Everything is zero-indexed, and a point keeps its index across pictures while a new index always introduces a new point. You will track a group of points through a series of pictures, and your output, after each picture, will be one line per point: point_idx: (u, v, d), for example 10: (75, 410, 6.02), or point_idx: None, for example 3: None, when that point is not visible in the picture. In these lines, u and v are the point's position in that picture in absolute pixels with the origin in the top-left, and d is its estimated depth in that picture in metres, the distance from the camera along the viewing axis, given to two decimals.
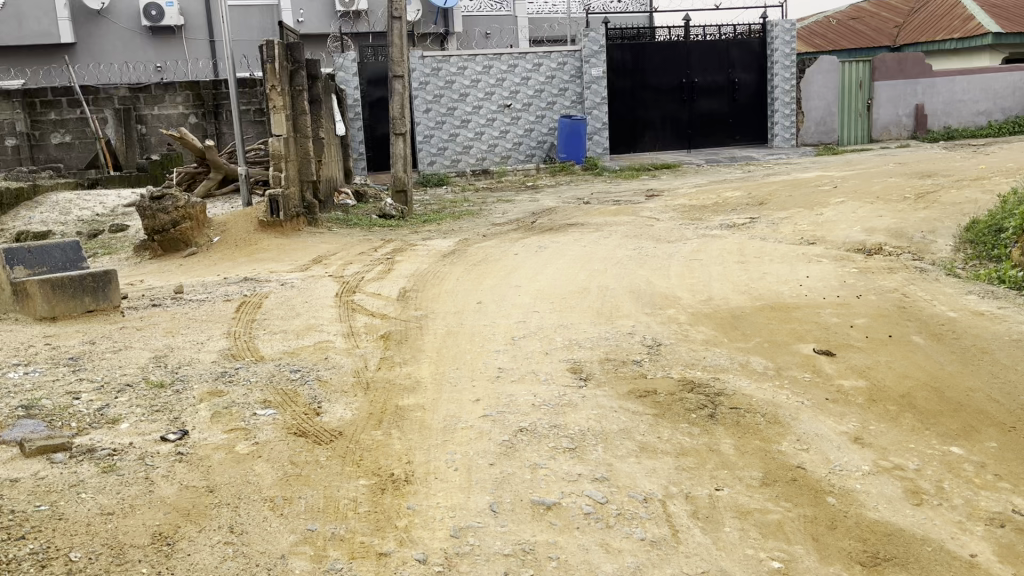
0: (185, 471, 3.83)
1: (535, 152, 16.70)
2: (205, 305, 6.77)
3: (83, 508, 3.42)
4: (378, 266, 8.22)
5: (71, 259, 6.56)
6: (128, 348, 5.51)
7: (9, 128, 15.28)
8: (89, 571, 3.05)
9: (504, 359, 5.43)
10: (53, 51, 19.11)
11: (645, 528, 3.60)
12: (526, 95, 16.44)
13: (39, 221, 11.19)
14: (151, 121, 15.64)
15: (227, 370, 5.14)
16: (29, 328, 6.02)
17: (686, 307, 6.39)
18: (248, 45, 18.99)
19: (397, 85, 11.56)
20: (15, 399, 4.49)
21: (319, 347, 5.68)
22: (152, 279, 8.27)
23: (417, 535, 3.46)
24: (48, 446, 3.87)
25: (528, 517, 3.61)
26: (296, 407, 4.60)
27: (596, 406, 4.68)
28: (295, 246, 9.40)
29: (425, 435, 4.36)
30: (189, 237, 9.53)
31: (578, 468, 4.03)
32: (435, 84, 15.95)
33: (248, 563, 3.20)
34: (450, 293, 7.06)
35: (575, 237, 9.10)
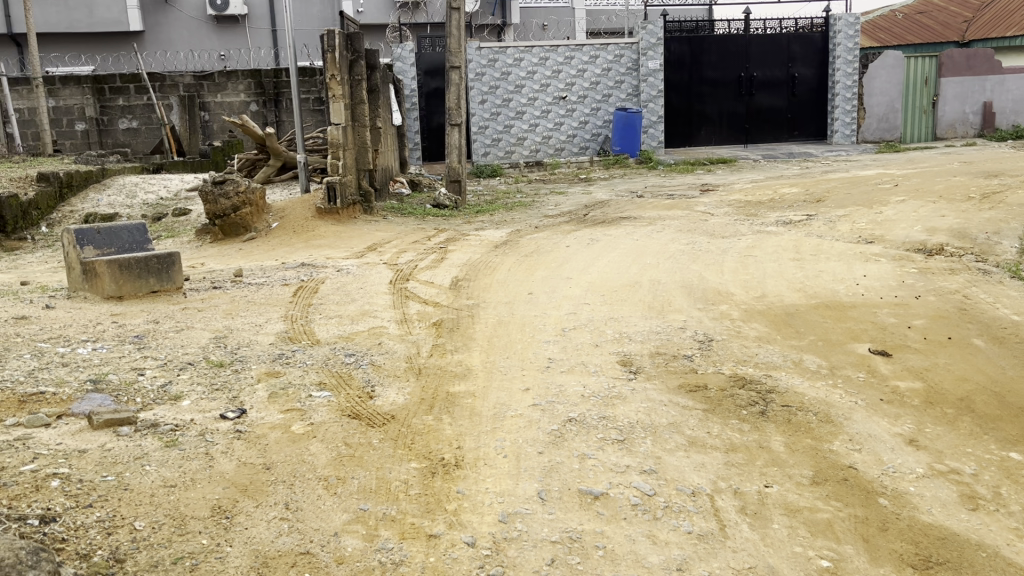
0: (243, 448, 3.94)
1: (589, 144, 16.67)
2: (263, 289, 6.93)
3: (146, 480, 3.56)
4: (431, 254, 8.32)
5: (138, 241, 6.82)
6: (190, 328, 5.69)
7: (79, 113, 15.82)
8: (152, 540, 3.17)
9: (554, 349, 5.47)
10: (122, 39, 19.66)
11: (692, 521, 3.60)
12: (582, 87, 16.39)
13: (106, 203, 11.56)
14: (214, 109, 16.01)
15: (284, 352, 5.27)
16: (97, 306, 6.25)
17: (739, 303, 6.34)
18: (309, 34, 19.31)
19: (454, 76, 11.62)
20: (84, 373, 4.68)
21: (373, 332, 5.78)
22: (212, 263, 8.49)
23: (466, 519, 3.52)
24: (114, 420, 4.01)
25: (576, 506, 3.65)
26: (350, 390, 4.70)
27: (645, 400, 4.69)
28: (350, 233, 9.55)
29: (475, 422, 4.42)
30: (249, 222, 9.77)
31: (627, 460, 4.04)
32: (491, 75, 16.02)
33: (302, 539, 3.29)
34: (501, 284, 7.11)
35: (627, 230, 9.07)
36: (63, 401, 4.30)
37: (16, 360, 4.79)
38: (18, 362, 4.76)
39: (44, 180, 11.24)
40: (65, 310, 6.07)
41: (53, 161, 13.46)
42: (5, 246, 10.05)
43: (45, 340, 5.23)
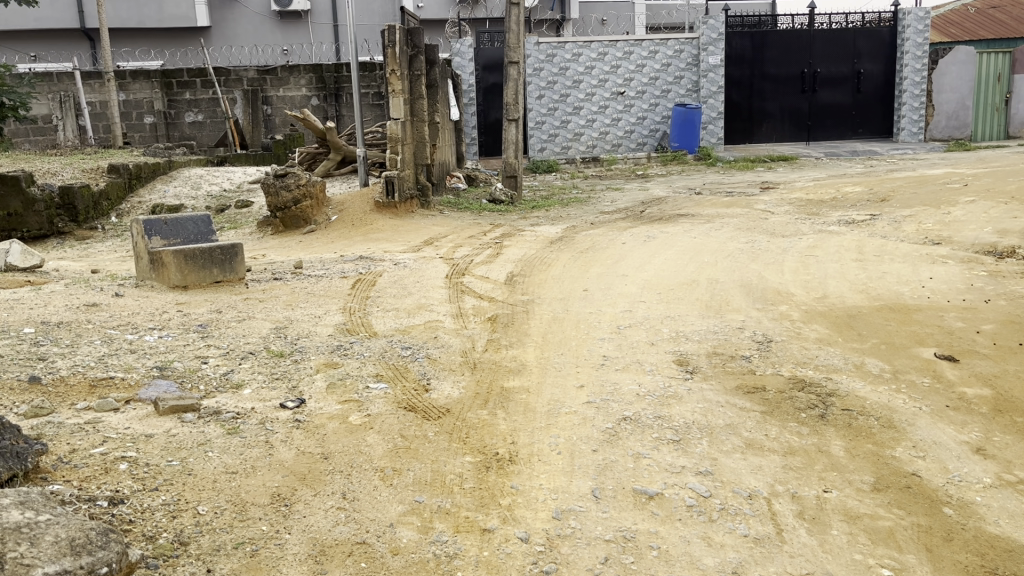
0: (302, 437, 4.01)
1: (647, 140, 16.53)
2: (323, 281, 7.04)
3: (210, 466, 3.65)
4: (487, 249, 8.36)
5: (202, 232, 7.00)
6: (252, 318, 5.81)
7: (148, 107, 16.27)
8: (214, 525, 3.24)
9: (609, 347, 5.44)
10: (190, 34, 20.14)
11: (749, 524, 3.55)
12: (640, 82, 16.25)
13: (173, 194, 11.86)
14: (277, 103, 16.34)
15: (342, 343, 5.35)
16: (163, 295, 6.43)
17: (799, 304, 6.22)
18: (370, 30, 19.54)
19: (513, 71, 11.61)
20: (150, 360, 4.82)
21: (429, 325, 5.83)
22: (273, 254, 8.65)
23: (520, 514, 3.53)
24: (179, 406, 4.13)
25: (630, 506, 3.63)
26: (406, 382, 4.76)
27: (702, 400, 4.64)
28: (407, 227, 9.63)
29: (530, 417, 4.42)
30: (309, 215, 9.94)
31: (682, 460, 4.01)
32: (549, 70, 15.99)
33: (359, 528, 3.34)
34: (556, 280, 7.10)
35: (685, 228, 8.97)
36: (131, 387, 4.43)
37: (88, 346, 4.95)
38: (88, 348, 4.92)
39: (114, 171, 11.59)
40: (134, 298, 6.26)
41: (123, 153, 13.88)
42: (76, 235, 10.39)
43: (115, 327, 5.40)
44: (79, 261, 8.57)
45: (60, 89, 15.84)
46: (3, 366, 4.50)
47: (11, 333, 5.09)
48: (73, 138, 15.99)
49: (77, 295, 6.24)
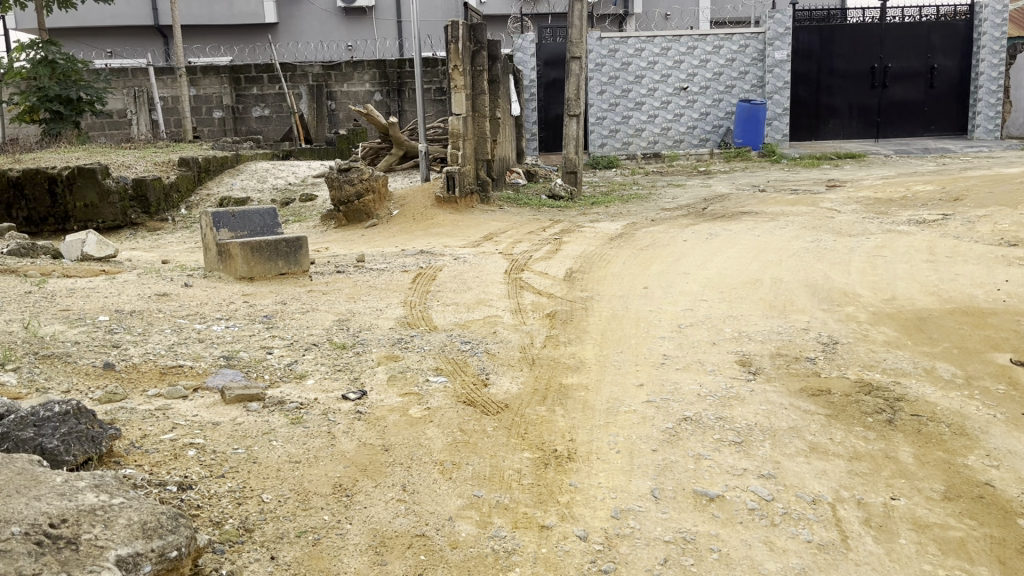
0: (363, 429, 4.07)
1: (710, 136, 16.28)
2: (384, 275, 7.11)
3: (274, 454, 3.72)
4: (546, 245, 8.34)
5: (268, 225, 7.17)
6: (315, 310, 5.91)
7: (217, 101, 16.73)
8: (278, 513, 3.31)
9: (670, 346, 5.39)
10: (258, 31, 20.54)
11: (812, 530, 3.48)
12: (704, 78, 16.02)
13: (240, 187, 12.14)
14: (341, 98, 16.67)
15: (403, 337, 5.40)
16: (230, 285, 6.57)
17: (866, 306, 6.06)
18: (433, 25, 19.68)
19: (575, 67, 11.52)
20: (218, 349, 4.94)
21: (488, 320, 5.85)
22: (337, 247, 8.79)
23: (578, 512, 3.52)
24: (244, 395, 4.22)
25: (690, 507, 3.58)
26: (465, 376, 4.78)
27: (765, 402, 4.56)
28: (467, 222, 9.68)
29: (589, 415, 4.40)
30: (370, 209, 10.08)
31: (744, 462, 3.94)
32: (611, 66, 15.90)
33: (418, 521, 3.37)
34: (616, 277, 7.05)
35: (749, 225, 8.83)
36: (199, 375, 4.55)
37: (159, 334, 5.10)
38: (159, 336, 5.07)
39: (184, 165, 11.90)
40: (202, 288, 6.42)
41: (193, 147, 14.26)
42: (148, 226, 10.70)
43: (185, 316, 5.55)
44: (151, 252, 8.83)
45: (134, 84, 16.38)
46: (79, 352, 4.66)
47: (87, 320, 5.27)
48: (146, 133, 16.49)
49: (148, 285, 6.42)
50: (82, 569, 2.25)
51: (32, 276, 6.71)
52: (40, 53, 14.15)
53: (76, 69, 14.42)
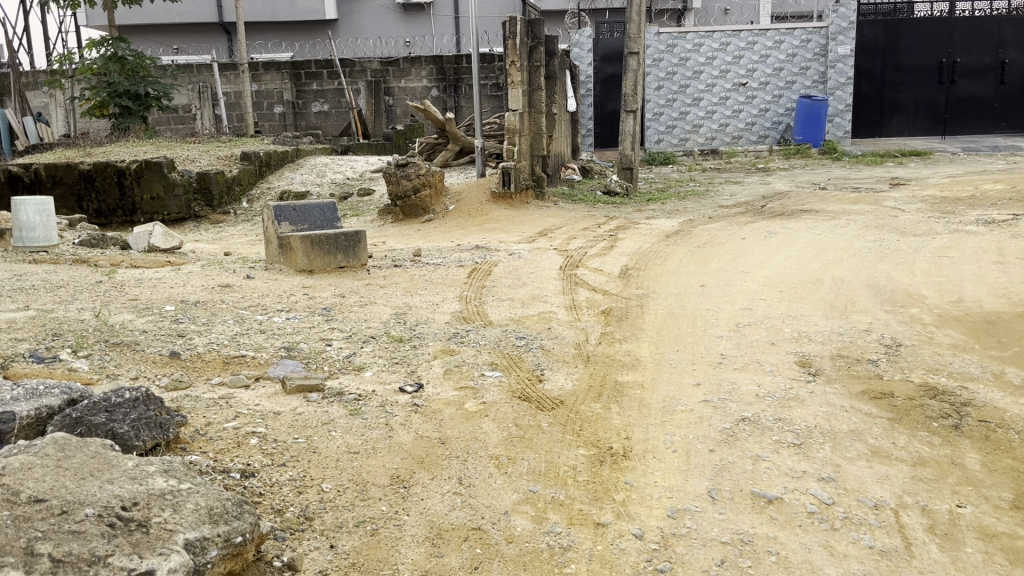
0: (421, 421, 4.11)
1: (769, 132, 16.01)
2: (440, 269, 7.17)
3: (333, 445, 3.78)
4: (601, 241, 8.31)
5: (329, 219, 7.24)
6: (373, 304, 5.98)
7: (278, 97, 17.07)
8: (338, 502, 3.36)
9: (727, 345, 5.32)
10: (319, 27, 20.84)
11: (875, 536, 3.41)
12: (764, 73, 15.76)
13: (299, 181, 12.35)
14: (399, 94, 16.91)
15: (459, 331, 5.44)
16: (291, 278, 6.69)
17: (931, 308, 5.90)
18: (490, 21, 19.70)
19: (632, 62, 11.39)
20: (279, 340, 5.03)
21: (543, 316, 5.86)
22: (393, 242, 8.87)
23: (634, 510, 3.50)
24: (305, 386, 4.29)
25: (748, 508, 3.54)
26: (520, 372, 4.79)
27: (825, 404, 4.48)
28: (522, 218, 9.70)
29: (645, 413, 4.38)
30: (427, 204, 10.17)
31: (803, 465, 3.88)
32: (669, 61, 15.75)
33: (475, 514, 3.39)
34: (672, 274, 6.98)
35: (809, 223, 8.67)
36: (261, 365, 4.64)
37: (222, 325, 5.22)
38: (223, 327, 5.19)
39: (246, 159, 12.15)
40: (263, 281, 6.55)
41: (254, 141, 14.54)
42: (211, 218, 10.95)
43: (247, 308, 5.67)
44: (213, 244, 9.04)
45: (199, 80, 16.82)
46: (147, 341, 4.79)
47: (154, 309, 5.42)
48: (209, 127, 16.91)
49: (212, 276, 6.57)
50: (152, 551, 2.32)
51: (102, 266, 6.92)
52: (110, 49, 14.54)
53: (145, 65, 14.80)
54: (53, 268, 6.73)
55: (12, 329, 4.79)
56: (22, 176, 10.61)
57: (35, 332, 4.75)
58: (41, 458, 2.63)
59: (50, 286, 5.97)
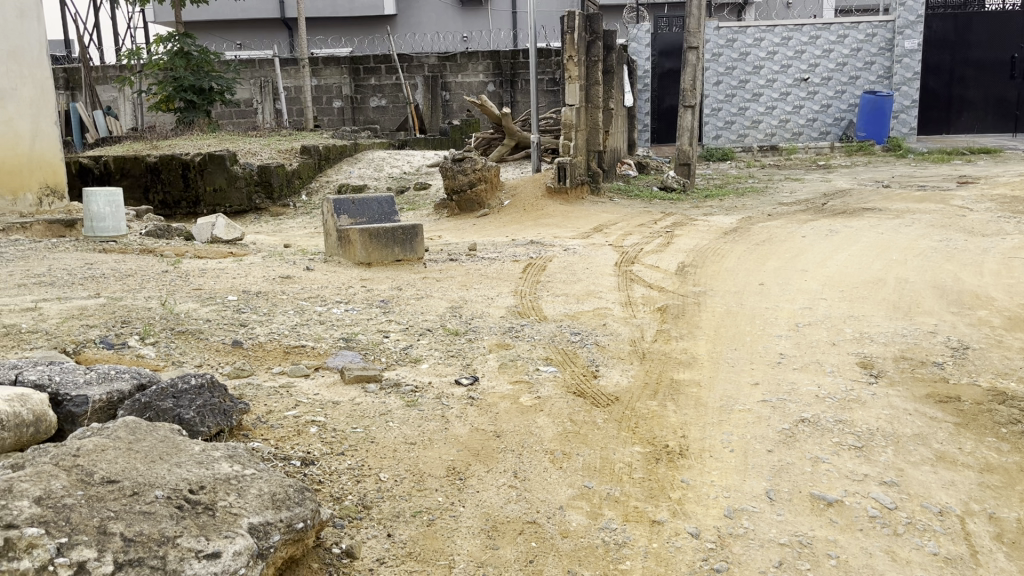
0: (476, 414, 4.13)
1: (830, 128, 15.66)
2: (496, 264, 7.20)
3: (390, 435, 3.83)
4: (657, 238, 8.24)
5: (386, 213, 7.37)
6: (430, 297, 6.03)
7: (337, 92, 17.30)
8: (395, 492, 3.40)
9: (787, 345, 5.23)
10: (378, 22, 21.03)
11: (939, 543, 3.32)
12: (826, 68, 15.42)
13: (357, 175, 12.50)
14: (455, 88, 17.11)
15: (514, 325, 5.45)
16: (350, 270, 6.79)
17: (1000, 310, 5.72)
18: (548, 16, 19.67)
19: (691, 57, 11.24)
20: (337, 331, 5.11)
21: (598, 312, 5.84)
22: (448, 236, 8.93)
23: (690, 509, 3.47)
24: (363, 376, 4.36)
25: (806, 511, 3.48)
26: (575, 367, 4.79)
27: (888, 407, 4.37)
28: (578, 213, 9.66)
29: (701, 411, 4.33)
30: (483, 199, 10.23)
31: (865, 468, 3.80)
32: (728, 56, 15.54)
33: (530, 508, 3.41)
34: (730, 272, 6.89)
35: (871, 222, 8.48)
36: (320, 355, 4.72)
37: (283, 315, 5.32)
38: (283, 317, 5.29)
39: (306, 153, 12.34)
40: (323, 273, 6.64)
41: (314, 135, 14.76)
42: (271, 211, 11.16)
43: (306, 299, 5.76)
44: (274, 236, 9.21)
45: (261, 75, 17.16)
46: (211, 329, 4.91)
47: (217, 299, 5.55)
48: (270, 121, 17.24)
49: (272, 267, 6.70)
50: (218, 534, 2.38)
51: (168, 256, 7.11)
52: (176, 45, 14.91)
53: (209, 60, 15.11)
54: (122, 257, 6.94)
55: (83, 315, 4.95)
56: (92, 167, 10.95)
57: (105, 318, 4.91)
58: (113, 440, 2.72)
59: (119, 275, 6.15)
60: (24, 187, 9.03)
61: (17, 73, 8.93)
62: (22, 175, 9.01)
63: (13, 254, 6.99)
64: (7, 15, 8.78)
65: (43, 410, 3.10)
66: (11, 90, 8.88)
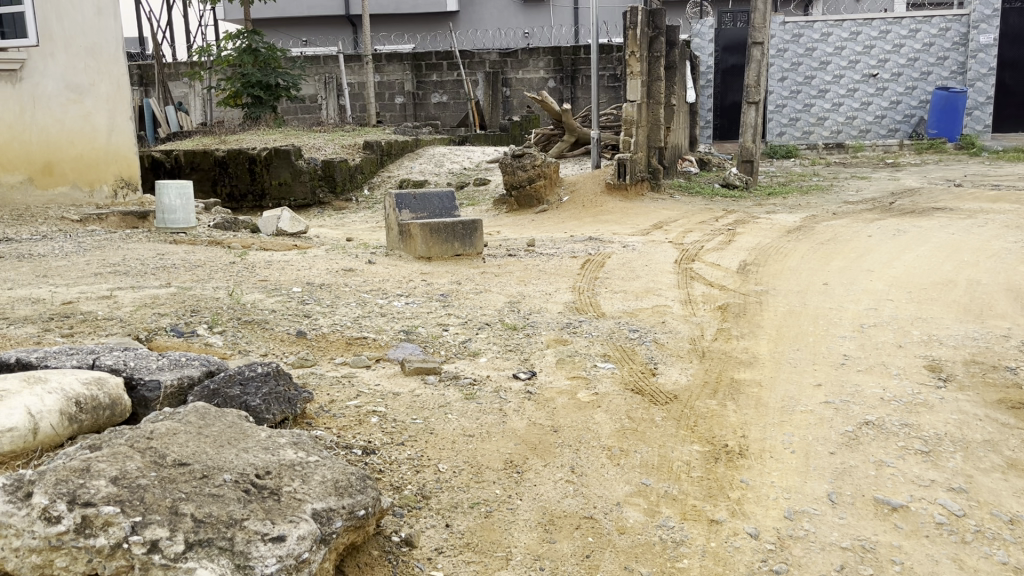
0: (533, 409, 4.14)
1: (900, 126, 15.21)
2: (554, 259, 7.20)
3: (449, 427, 3.87)
4: (719, 235, 8.15)
5: (446, 208, 7.44)
6: (488, 292, 6.06)
7: (399, 88, 17.52)
8: (452, 483, 3.44)
9: (851, 346, 5.13)
10: (440, 19, 21.19)
11: (1008, 552, 3.22)
12: (897, 63, 15.00)
13: (418, 170, 12.64)
14: (515, 85, 17.18)
15: (571, 321, 5.46)
16: (410, 264, 6.87)
17: None
18: (610, 11, 19.58)
19: (756, 52, 11.06)
20: (398, 324, 5.18)
21: (657, 309, 5.80)
22: (507, 231, 8.97)
23: (749, 509, 3.44)
24: (423, 368, 4.42)
25: (871, 515, 3.41)
26: (633, 365, 4.77)
27: (956, 412, 4.25)
28: (637, 210, 9.59)
29: (762, 412, 4.27)
30: (542, 194, 10.25)
31: (931, 474, 3.71)
32: (794, 52, 15.27)
33: (587, 504, 3.41)
34: (793, 271, 6.78)
35: (942, 222, 8.25)
36: (381, 347, 4.79)
37: (345, 307, 5.42)
38: (346, 309, 5.38)
39: (368, 148, 12.54)
40: (384, 266, 6.74)
41: (377, 131, 14.99)
42: (334, 205, 11.35)
43: (368, 291, 5.85)
44: (336, 229, 9.38)
45: (326, 71, 17.48)
46: (276, 320, 5.02)
47: (282, 290, 5.67)
48: (334, 117, 17.54)
49: (336, 261, 6.82)
50: (283, 519, 2.43)
51: (235, 248, 7.30)
52: (245, 41, 15.25)
53: (276, 57, 15.41)
54: (191, 248, 7.15)
55: (155, 304, 5.12)
56: (164, 161, 11.31)
57: (176, 307, 5.06)
58: (184, 425, 2.81)
59: (189, 265, 6.33)
60: (101, 179, 9.34)
61: (95, 69, 9.21)
62: (100, 168, 9.33)
63: (89, 244, 7.26)
64: (86, 14, 9.08)
65: (119, 394, 3.22)
66: (89, 86, 9.16)
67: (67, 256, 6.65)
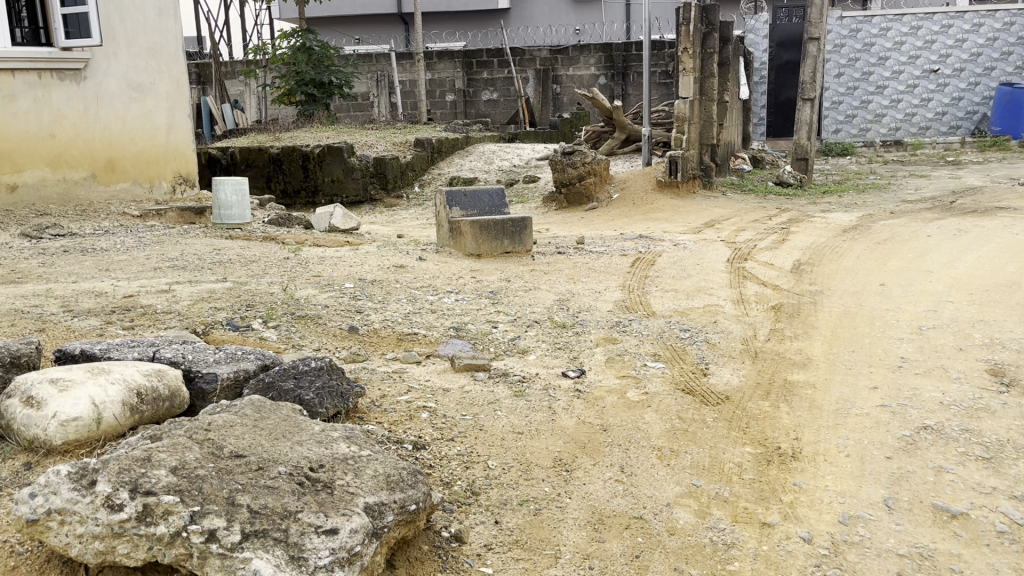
0: (582, 408, 4.13)
1: (961, 123, 14.84)
2: (604, 257, 7.16)
3: (498, 424, 3.88)
4: (772, 234, 8.04)
5: (496, 205, 7.45)
6: (537, 290, 6.06)
7: (450, 85, 17.63)
8: (502, 480, 3.45)
9: (909, 348, 5.01)
10: (491, 16, 21.26)
11: None
12: (959, 58, 14.63)
13: (468, 168, 12.69)
14: (566, 82, 17.16)
15: (621, 320, 5.43)
16: (460, 261, 6.91)
17: None
18: (662, 7, 19.43)
19: (812, 48, 10.88)
20: (448, 321, 5.21)
21: (708, 309, 5.73)
22: (557, 229, 8.95)
23: (802, 513, 3.38)
24: (473, 364, 4.44)
25: (929, 521, 3.33)
26: (683, 364, 4.72)
27: (1020, 417, 4.12)
28: (688, 208, 9.50)
29: (816, 414, 4.20)
30: (591, 192, 10.22)
31: (993, 481, 3.60)
32: (852, 47, 14.91)
33: (637, 504, 3.39)
34: (848, 271, 6.65)
35: (1005, 221, 8.02)
36: (432, 343, 4.82)
37: (396, 303, 5.47)
38: (397, 305, 5.43)
39: (419, 145, 12.63)
40: (434, 262, 6.79)
41: (428, 127, 15.07)
42: (385, 202, 11.47)
43: (418, 288, 5.89)
44: (387, 226, 9.45)
45: (378, 69, 17.67)
46: (328, 315, 5.09)
47: (335, 286, 5.74)
48: (385, 114, 17.71)
49: (386, 257, 6.88)
50: (336, 511, 2.46)
51: (289, 244, 7.42)
52: (298, 40, 15.42)
53: (329, 55, 15.60)
54: (247, 244, 7.29)
55: (212, 298, 5.22)
56: (220, 158, 11.54)
57: (231, 302, 5.16)
58: (240, 418, 2.87)
59: (244, 261, 6.44)
60: (160, 176, 9.61)
61: (156, 68, 9.46)
62: (159, 165, 9.60)
63: (149, 239, 7.44)
64: (147, 14, 9.34)
65: (177, 386, 3.29)
66: (150, 85, 9.41)
67: (128, 251, 6.83)
